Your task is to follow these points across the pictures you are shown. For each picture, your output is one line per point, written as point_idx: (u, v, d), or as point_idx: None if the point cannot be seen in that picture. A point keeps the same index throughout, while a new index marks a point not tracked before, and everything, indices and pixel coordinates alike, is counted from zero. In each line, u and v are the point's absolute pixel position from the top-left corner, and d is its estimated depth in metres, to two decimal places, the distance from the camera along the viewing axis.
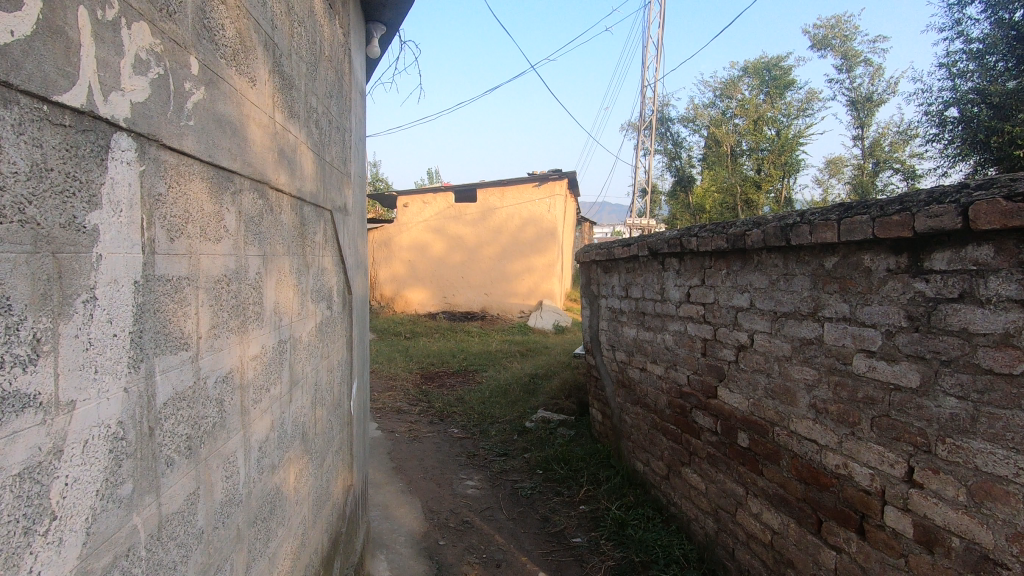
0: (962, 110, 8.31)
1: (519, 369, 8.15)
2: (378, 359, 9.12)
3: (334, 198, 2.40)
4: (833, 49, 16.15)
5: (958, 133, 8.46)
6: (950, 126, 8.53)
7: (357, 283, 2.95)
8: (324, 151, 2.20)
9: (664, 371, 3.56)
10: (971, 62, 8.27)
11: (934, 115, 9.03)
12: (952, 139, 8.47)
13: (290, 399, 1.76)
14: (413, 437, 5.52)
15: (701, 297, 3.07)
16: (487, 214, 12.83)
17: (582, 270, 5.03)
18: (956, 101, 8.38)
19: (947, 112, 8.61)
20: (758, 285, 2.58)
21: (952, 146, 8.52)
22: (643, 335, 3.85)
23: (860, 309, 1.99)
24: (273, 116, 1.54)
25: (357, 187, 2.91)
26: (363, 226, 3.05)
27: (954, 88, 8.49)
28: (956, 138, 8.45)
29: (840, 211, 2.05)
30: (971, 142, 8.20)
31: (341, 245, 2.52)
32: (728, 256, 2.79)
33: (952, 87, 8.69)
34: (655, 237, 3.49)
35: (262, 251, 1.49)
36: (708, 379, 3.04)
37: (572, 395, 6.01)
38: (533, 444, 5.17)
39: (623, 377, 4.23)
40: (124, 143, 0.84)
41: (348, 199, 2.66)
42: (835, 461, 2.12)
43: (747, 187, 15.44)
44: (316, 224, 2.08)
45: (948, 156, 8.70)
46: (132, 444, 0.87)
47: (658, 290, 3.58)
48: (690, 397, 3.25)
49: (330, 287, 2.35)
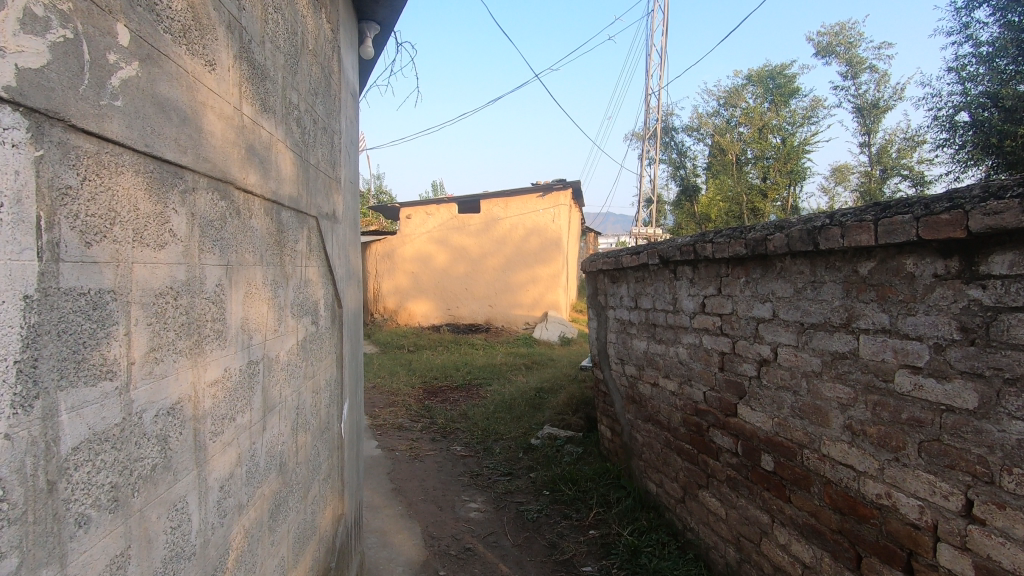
0: (972, 115, 8.13)
1: (524, 383, 7.93)
2: (380, 374, 8.92)
3: (321, 204, 2.23)
4: (838, 56, 16.05)
5: (970, 138, 8.28)
6: (961, 131, 8.34)
7: (350, 295, 2.77)
8: (307, 152, 2.03)
9: (678, 387, 3.34)
10: (982, 66, 8.10)
11: (944, 120, 8.84)
12: (963, 144, 8.28)
13: (265, 427, 1.57)
14: (415, 456, 5.30)
15: (718, 307, 2.86)
16: (490, 225, 12.69)
17: (589, 280, 4.84)
18: (967, 106, 8.20)
19: (958, 116, 8.42)
20: (781, 294, 2.38)
21: (964, 150, 8.34)
22: (654, 348, 3.64)
23: (903, 320, 1.78)
24: (240, 108, 1.36)
25: (349, 194, 2.73)
26: (356, 235, 2.88)
27: (964, 92, 8.31)
28: (967, 143, 8.26)
29: (877, 211, 1.86)
30: (984, 147, 8.01)
31: (329, 255, 2.34)
32: (747, 263, 2.59)
33: (961, 92, 8.52)
34: (665, 244, 3.30)
35: (226, 260, 1.30)
36: (727, 396, 2.82)
37: (579, 410, 5.79)
38: (539, 462, 4.94)
39: (634, 392, 4.01)
40: (7, 119, 0.67)
41: (337, 207, 2.49)
42: (876, 490, 1.90)
43: (753, 196, 15.26)
44: (297, 233, 1.89)
45: (959, 161, 8.51)
46: (18, 507, 0.68)
47: (670, 300, 3.38)
48: (707, 414, 3.03)
49: (315, 300, 2.16)
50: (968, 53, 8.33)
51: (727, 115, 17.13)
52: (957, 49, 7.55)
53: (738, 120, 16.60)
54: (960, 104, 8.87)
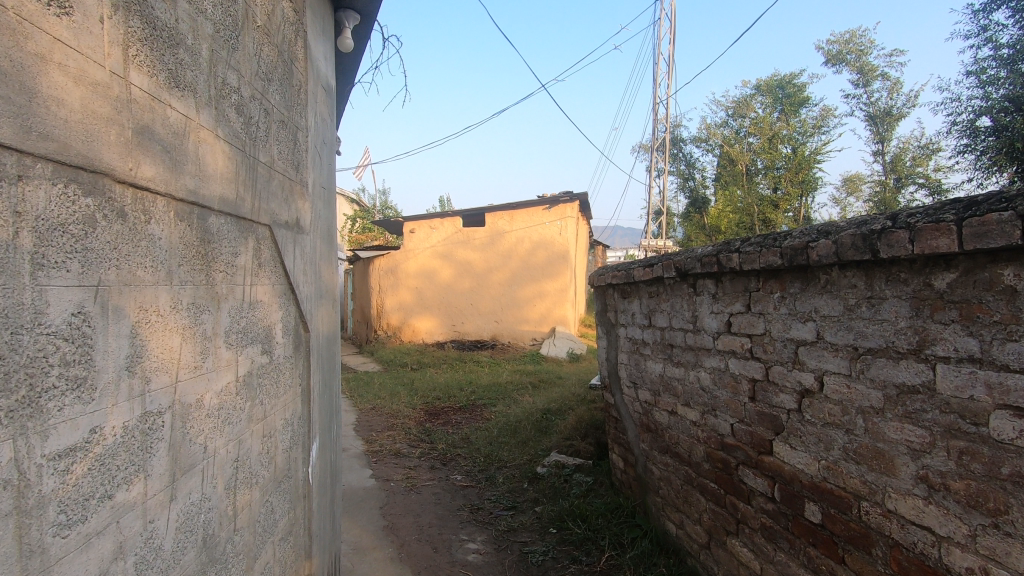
0: (994, 119, 7.77)
1: (530, 404, 7.51)
2: (381, 394, 8.53)
3: (277, 211, 1.88)
4: (848, 65, 15.71)
5: (992, 144, 7.89)
6: (982, 136, 7.98)
7: (322, 317, 2.42)
8: (255, 148, 1.69)
9: (700, 416, 2.95)
10: (1003, 68, 7.79)
11: (963, 125, 8.49)
12: (985, 150, 7.90)
13: (176, 497, 1.20)
14: (411, 487, 4.90)
15: (747, 326, 2.48)
16: (496, 239, 12.37)
17: (597, 295, 4.46)
18: (988, 109, 7.84)
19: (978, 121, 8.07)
20: (827, 312, 2.00)
21: (985, 156, 7.95)
22: (671, 372, 3.26)
23: (1001, 347, 1.42)
24: (126, 76, 1.02)
25: (320, 201, 2.39)
26: (329, 249, 2.54)
27: (986, 96, 7.99)
28: (990, 150, 7.88)
29: (959, 209, 1.49)
30: (1007, 152, 7.61)
31: (290, 272, 1.99)
32: (783, 275, 2.21)
33: (981, 96, 8.19)
34: (682, 255, 2.93)
35: (96, 280, 0.95)
36: (760, 430, 2.43)
37: (588, 435, 5.38)
38: (545, 494, 4.53)
39: (649, 420, 3.61)
40: None
41: (303, 216, 2.15)
42: (966, 562, 1.51)
43: (764, 207, 14.84)
44: (237, 244, 1.55)
45: (981, 167, 8.13)
46: None
47: (690, 317, 2.99)
48: (735, 450, 2.63)
49: (269, 325, 1.81)
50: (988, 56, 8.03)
51: (736, 126, 16.88)
52: (973, 53, 7.24)
53: (748, 130, 16.26)
54: (980, 109, 8.55)
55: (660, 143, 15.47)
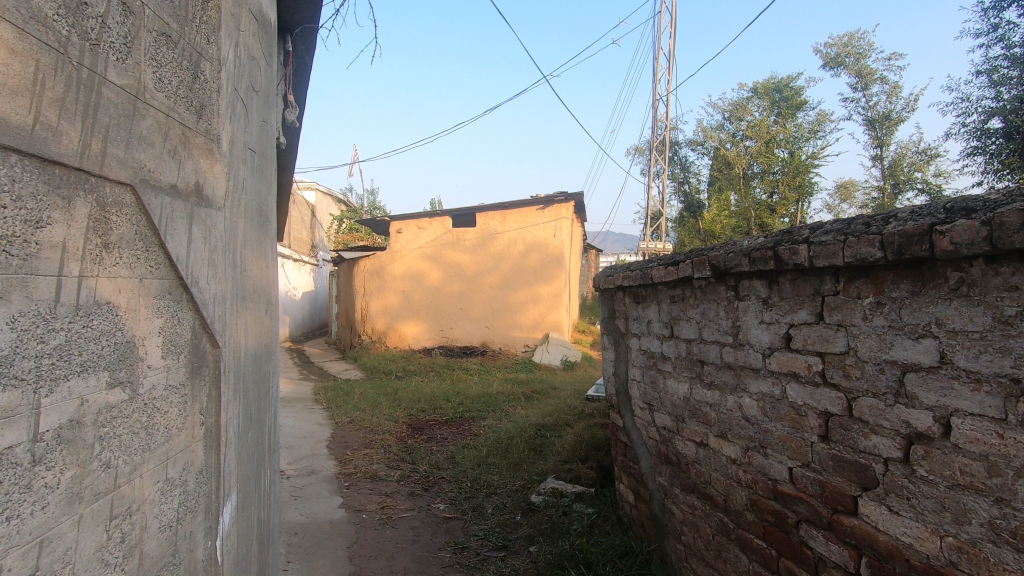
0: (1005, 120, 7.61)
1: (522, 418, 6.87)
2: (361, 406, 7.84)
3: (155, 169, 1.24)
4: (846, 68, 15.30)
5: (1003, 147, 7.71)
6: (992, 139, 7.82)
7: (247, 327, 1.77)
8: (102, 57, 1.06)
9: (741, 453, 2.34)
10: (1016, 68, 7.58)
11: (970, 128, 8.38)
12: (995, 152, 7.76)
13: None
14: (386, 520, 4.24)
15: (817, 340, 1.87)
16: (487, 240, 11.76)
17: (603, 299, 3.87)
18: (1000, 111, 7.69)
19: (988, 124, 7.92)
20: (961, 326, 1.40)
21: (995, 160, 7.76)
22: (701, 395, 2.65)
23: None
24: None
25: (245, 167, 1.75)
26: (259, 236, 1.90)
27: (997, 96, 7.80)
28: (1000, 152, 7.72)
29: None
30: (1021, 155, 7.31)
31: (183, 263, 1.35)
32: (880, 272, 1.62)
33: (992, 96, 7.90)
34: (721, 249, 2.33)
35: None
36: (835, 481, 1.82)
37: (589, 457, 4.75)
38: (541, 531, 3.88)
39: (670, 450, 2.99)
40: None
41: (212, 183, 1.51)
42: None
43: (761, 211, 14.31)
44: (41, 207, 0.91)
45: (990, 172, 7.92)
46: None
47: (728, 327, 2.38)
48: (795, 503, 2.02)
49: (136, 340, 1.18)
50: (999, 54, 7.74)
51: (732, 128, 16.67)
52: (986, 50, 6.78)
53: (745, 133, 15.79)
54: (988, 111, 8.21)
55: (656, 144, 14.92)
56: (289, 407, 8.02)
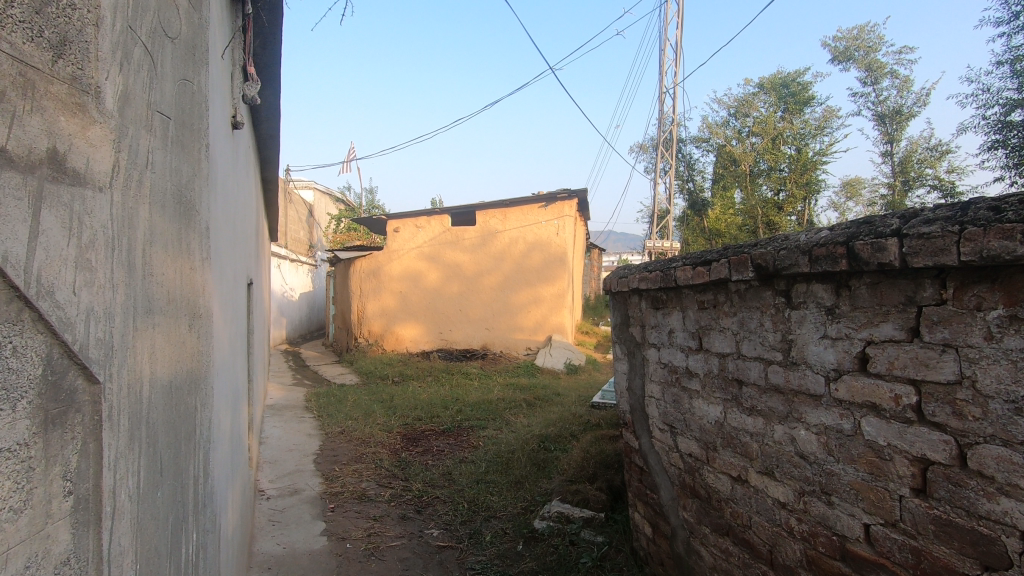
0: None
1: (523, 428, 6.42)
2: (353, 415, 7.39)
3: None
4: (856, 62, 14.77)
5: None
6: (1014, 133, 7.35)
7: (157, 348, 1.33)
8: None
9: (794, 498, 1.90)
10: None
11: (991, 120, 7.91)
12: (1018, 147, 7.28)
13: None
14: (372, 550, 3.80)
15: (913, 363, 1.42)
16: (487, 239, 11.32)
17: (614, 304, 3.43)
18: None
19: (1011, 115, 7.44)
20: None
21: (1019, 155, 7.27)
22: (738, 422, 2.21)
23: None
24: None
25: (153, 136, 1.31)
26: (178, 229, 1.46)
27: (1020, 87, 7.32)
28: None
29: None
30: None
31: (17, 265, 0.90)
32: (1017, 276, 1.20)
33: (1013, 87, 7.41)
34: (769, 246, 1.89)
35: None
36: (943, 551, 1.37)
37: (597, 477, 4.30)
38: (546, 565, 3.44)
39: (697, 483, 2.55)
40: None
41: (84, 150, 1.07)
42: None
43: (768, 209, 13.84)
44: None
45: (1010, 167, 7.46)
46: None
47: (776, 341, 1.94)
48: (876, 571, 1.58)
49: None
50: None
51: (738, 124, 16.14)
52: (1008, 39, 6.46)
53: (751, 129, 15.28)
54: (1008, 102, 7.73)
55: (662, 140, 14.45)
56: (278, 416, 7.59)
